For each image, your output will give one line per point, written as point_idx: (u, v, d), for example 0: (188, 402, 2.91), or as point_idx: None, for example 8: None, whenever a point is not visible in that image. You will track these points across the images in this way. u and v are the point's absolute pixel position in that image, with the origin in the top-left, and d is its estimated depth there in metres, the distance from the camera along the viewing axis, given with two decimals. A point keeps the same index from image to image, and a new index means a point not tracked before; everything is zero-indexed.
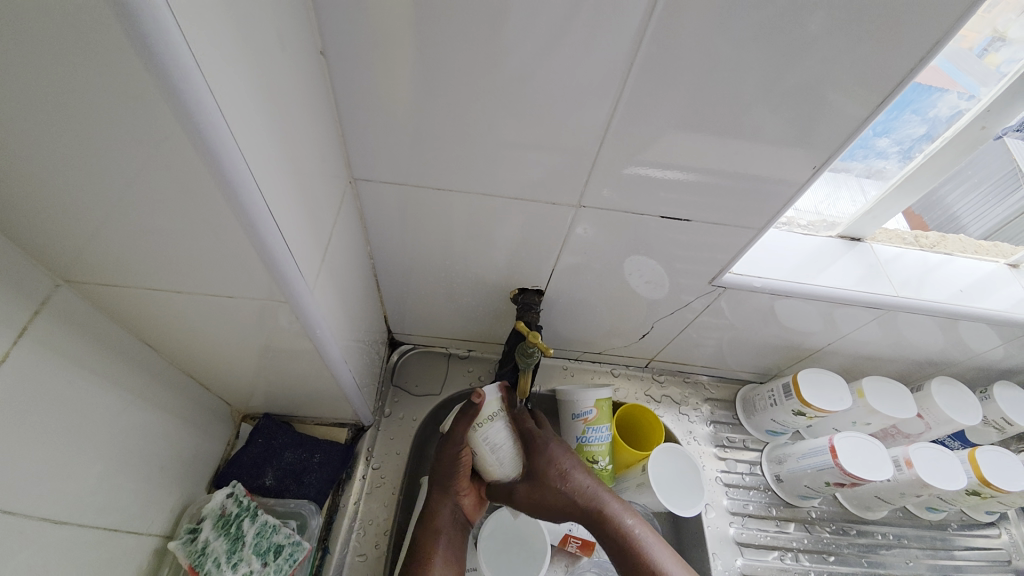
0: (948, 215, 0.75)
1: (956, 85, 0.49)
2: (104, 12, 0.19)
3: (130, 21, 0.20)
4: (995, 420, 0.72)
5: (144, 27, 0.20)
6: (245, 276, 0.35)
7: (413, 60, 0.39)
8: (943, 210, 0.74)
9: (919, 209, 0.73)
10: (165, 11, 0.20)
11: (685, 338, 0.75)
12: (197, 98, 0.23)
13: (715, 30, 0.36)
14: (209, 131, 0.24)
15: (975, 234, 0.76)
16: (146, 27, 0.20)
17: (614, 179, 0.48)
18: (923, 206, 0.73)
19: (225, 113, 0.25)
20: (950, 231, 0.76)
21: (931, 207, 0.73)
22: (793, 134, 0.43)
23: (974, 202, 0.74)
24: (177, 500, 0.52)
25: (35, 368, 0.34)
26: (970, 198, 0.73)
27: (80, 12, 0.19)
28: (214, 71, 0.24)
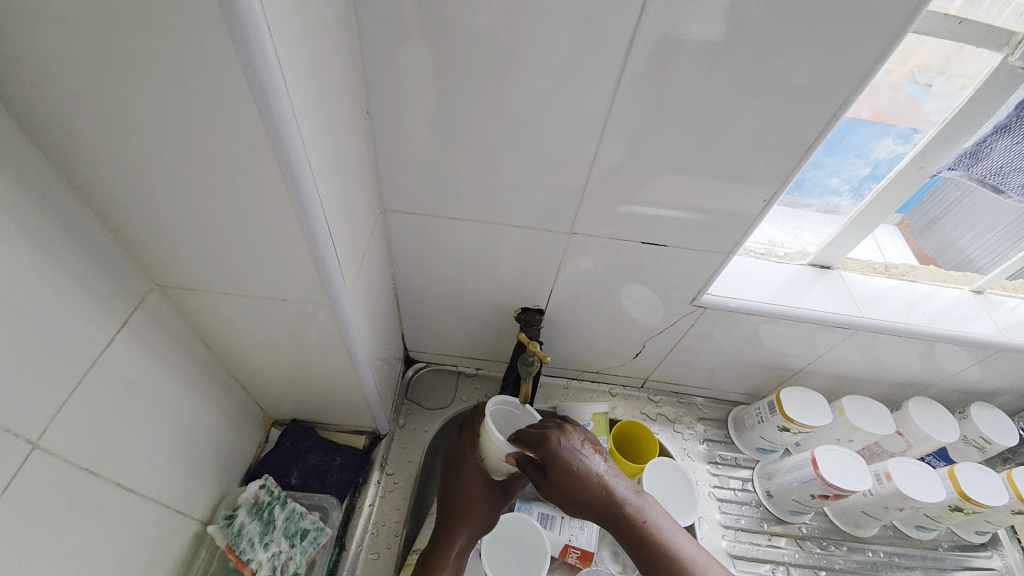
0: (960, 258, 0.81)
1: (892, 133, 0.57)
2: (249, 104, 0.29)
3: (267, 113, 0.29)
4: (975, 439, 0.76)
5: (274, 115, 0.29)
6: (301, 283, 0.43)
7: (438, 116, 0.49)
8: (956, 253, 0.82)
9: (929, 251, 0.82)
10: (284, 97, 0.29)
11: (677, 358, 0.81)
12: (297, 157, 0.32)
13: (676, 96, 0.45)
14: (300, 179, 0.33)
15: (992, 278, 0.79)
16: (271, 107, 0.29)
17: (603, 211, 0.57)
18: (934, 249, 0.82)
19: (311, 168, 0.34)
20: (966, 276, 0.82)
21: (944, 249, 0.82)
22: (751, 173, 0.52)
23: (986, 246, 0.78)
24: (214, 489, 0.59)
25: (129, 353, 0.42)
26: (983, 241, 0.78)
27: (231, 101, 0.29)
28: (307, 136, 0.33)
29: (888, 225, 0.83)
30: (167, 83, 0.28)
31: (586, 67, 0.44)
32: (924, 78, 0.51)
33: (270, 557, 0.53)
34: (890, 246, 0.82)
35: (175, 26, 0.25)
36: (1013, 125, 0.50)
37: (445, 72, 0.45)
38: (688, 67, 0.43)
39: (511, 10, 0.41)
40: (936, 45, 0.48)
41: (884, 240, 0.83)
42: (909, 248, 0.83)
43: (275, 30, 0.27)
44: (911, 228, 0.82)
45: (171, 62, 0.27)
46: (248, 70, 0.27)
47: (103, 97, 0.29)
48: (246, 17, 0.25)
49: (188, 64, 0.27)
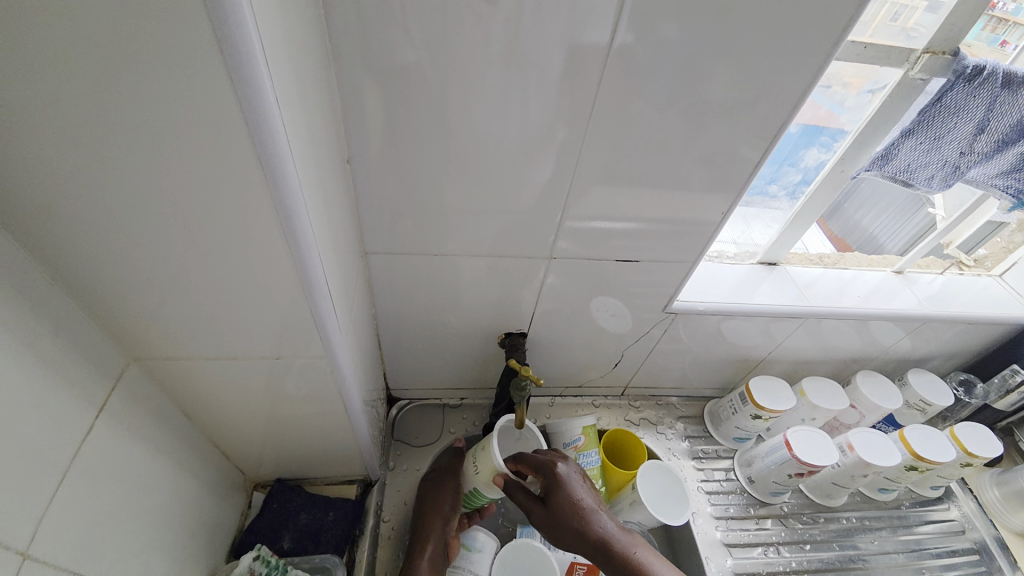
0: (865, 237, 0.95)
1: (815, 145, 0.64)
2: (254, 171, 0.29)
3: (273, 177, 0.29)
4: (916, 402, 0.85)
5: (280, 179, 0.30)
6: (295, 337, 0.42)
7: (415, 156, 0.50)
8: (861, 233, 0.95)
9: (840, 233, 0.95)
10: (288, 161, 0.29)
11: (653, 362, 0.85)
12: (299, 218, 0.32)
13: (640, 124, 0.49)
14: (301, 237, 0.33)
15: (893, 251, 0.93)
16: (278, 170, 0.29)
17: (578, 233, 0.60)
18: (842, 230, 0.95)
19: (310, 226, 0.34)
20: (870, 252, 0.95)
21: (851, 230, 0.95)
22: (707, 187, 0.56)
23: (885, 223, 0.94)
24: (203, 568, 0.54)
25: (111, 434, 0.38)
26: (881, 220, 0.94)
27: (236, 168, 0.28)
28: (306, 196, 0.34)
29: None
30: (163, 154, 0.27)
31: (556, 103, 0.47)
32: (836, 97, 0.59)
33: None
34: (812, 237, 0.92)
35: (179, 101, 0.25)
36: (916, 128, 0.59)
37: (422, 116, 0.47)
38: (648, 99, 0.47)
39: (485, 57, 0.43)
40: (844, 68, 0.55)
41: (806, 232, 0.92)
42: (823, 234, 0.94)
43: (279, 99, 0.28)
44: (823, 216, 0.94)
45: (169, 135, 0.26)
46: (257, 139, 0.27)
47: (87, 175, 0.27)
48: (255, 90, 0.25)
49: (190, 136, 0.27)
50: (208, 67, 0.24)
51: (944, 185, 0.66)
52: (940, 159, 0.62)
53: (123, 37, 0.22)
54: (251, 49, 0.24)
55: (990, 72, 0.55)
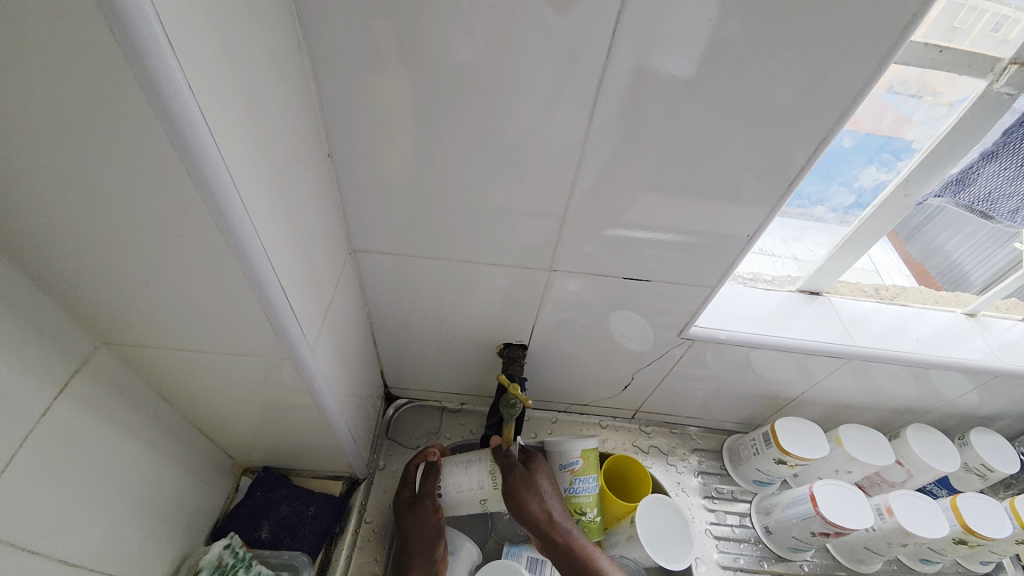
0: (948, 263, 0.81)
1: (873, 163, 0.56)
2: (179, 167, 0.26)
3: (198, 175, 0.27)
4: (976, 467, 0.73)
5: (207, 177, 0.27)
6: (258, 336, 0.40)
7: (403, 153, 0.46)
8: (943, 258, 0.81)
9: (917, 257, 0.82)
10: (216, 156, 0.27)
11: (667, 388, 0.79)
12: (237, 217, 0.30)
13: (652, 130, 0.43)
14: (243, 239, 0.31)
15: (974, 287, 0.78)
16: (202, 165, 0.26)
17: (584, 245, 0.55)
18: (921, 254, 0.81)
19: (255, 226, 0.32)
20: (952, 283, 0.81)
21: (931, 255, 0.81)
22: (732, 203, 0.50)
23: (972, 249, 0.78)
24: (177, 550, 0.54)
25: (70, 418, 0.38)
26: (969, 245, 0.79)
27: (160, 163, 0.26)
28: (250, 194, 0.31)
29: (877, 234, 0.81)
30: (83, 143, 0.25)
31: (555, 103, 0.42)
32: (907, 106, 0.50)
33: None
34: (885, 260, 0.82)
35: (84, 86, 0.23)
36: (1000, 151, 0.49)
37: (409, 112, 0.43)
38: (661, 103, 0.41)
39: (476, 49, 0.39)
40: (923, 73, 0.46)
41: (876, 251, 0.82)
42: (900, 258, 0.83)
43: (199, 86, 0.25)
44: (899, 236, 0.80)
45: (82, 125, 0.24)
46: (172, 130, 0.25)
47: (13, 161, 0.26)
48: (164, 78, 0.23)
49: (106, 124, 0.24)
50: (108, 49, 0.22)
51: None
52: None
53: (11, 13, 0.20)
54: (150, 28, 0.22)
55: None
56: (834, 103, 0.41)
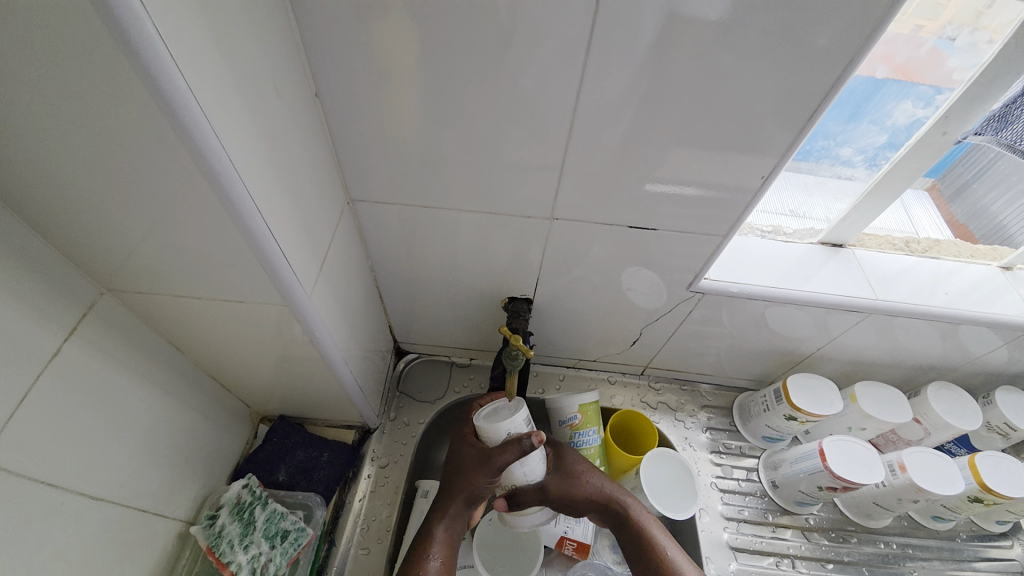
0: (996, 224, 0.73)
1: (908, 96, 0.52)
2: (145, 97, 0.26)
3: (165, 104, 0.26)
4: (998, 426, 0.71)
5: (175, 107, 0.26)
6: (254, 284, 0.40)
7: (391, 93, 0.44)
8: (991, 219, 0.73)
9: (959, 217, 0.74)
10: (175, 73, 0.26)
11: (678, 344, 0.77)
12: (214, 152, 0.29)
13: (654, 61, 0.40)
14: (225, 178, 0.31)
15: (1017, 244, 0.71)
16: (161, 85, 0.25)
17: (586, 195, 0.53)
18: (965, 215, 0.74)
19: (235, 164, 0.31)
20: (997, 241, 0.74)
21: (978, 215, 0.73)
22: (747, 142, 0.46)
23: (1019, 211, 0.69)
24: (198, 489, 0.58)
25: (80, 361, 0.40)
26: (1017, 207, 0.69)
27: (122, 93, 0.25)
28: (223, 131, 0.30)
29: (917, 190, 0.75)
30: (46, 68, 0.24)
31: (549, 33, 0.39)
32: (945, 31, 0.46)
33: (250, 559, 0.52)
34: (923, 218, 0.76)
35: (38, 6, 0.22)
36: None
37: (393, 50, 0.41)
38: (664, 29, 0.38)
39: None
40: None
41: (915, 210, 0.76)
42: (940, 215, 0.76)
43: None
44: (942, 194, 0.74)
45: (44, 48, 0.24)
46: (128, 50, 0.24)
47: None
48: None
49: (64, 48, 0.24)
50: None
51: None
52: None
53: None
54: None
55: None
56: (861, 26, 0.36)
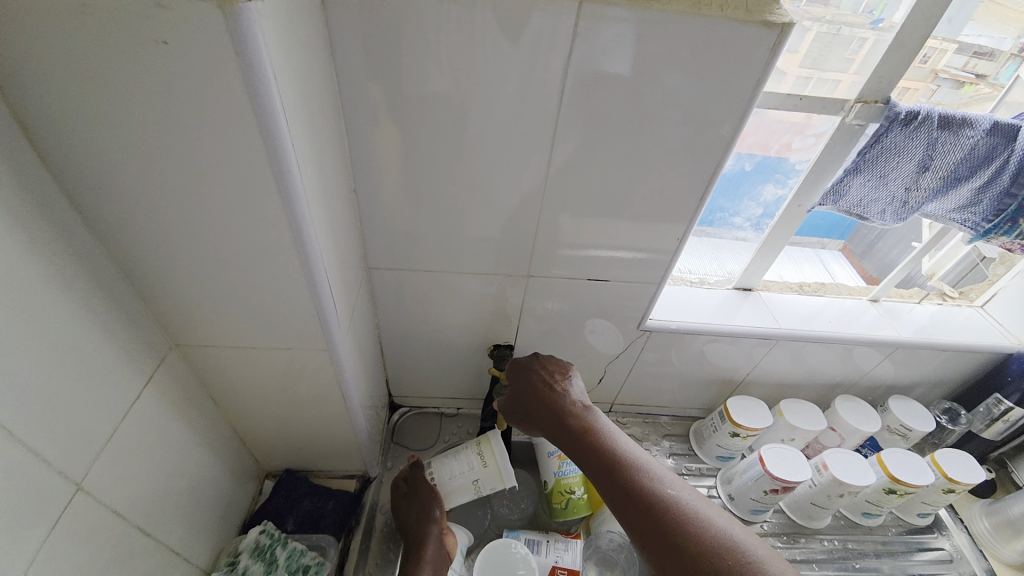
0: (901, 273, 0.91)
1: (771, 181, 0.73)
2: (271, 197, 0.39)
3: (283, 200, 0.39)
4: (897, 427, 0.87)
5: (291, 202, 0.39)
6: (302, 333, 0.51)
7: (407, 186, 0.59)
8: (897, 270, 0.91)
9: (873, 272, 0.95)
10: (297, 182, 0.39)
11: (638, 380, 0.90)
12: (306, 231, 0.42)
13: (597, 162, 0.57)
14: (309, 249, 0.43)
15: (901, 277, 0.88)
16: (286, 189, 0.38)
17: (554, 256, 0.68)
18: (876, 269, 0.95)
19: (315, 239, 0.44)
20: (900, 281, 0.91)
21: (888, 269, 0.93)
22: (667, 214, 0.63)
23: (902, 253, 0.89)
24: (216, 538, 0.62)
25: (152, 403, 0.48)
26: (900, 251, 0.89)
27: (256, 195, 0.38)
28: (311, 216, 0.43)
29: (834, 250, 0.97)
30: (209, 180, 0.37)
31: (523, 145, 0.56)
32: (786, 137, 0.67)
33: None
34: (840, 272, 0.97)
35: (220, 145, 0.35)
36: (861, 167, 0.66)
37: (411, 157, 0.57)
38: (602, 142, 0.56)
39: (471, 96, 0.51)
40: (790, 114, 0.63)
41: (835, 267, 0.97)
42: (856, 271, 0.97)
43: (293, 143, 0.38)
44: (853, 253, 0.96)
45: (212, 168, 0.37)
46: (270, 170, 0.37)
47: (155, 194, 0.38)
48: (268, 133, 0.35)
49: (226, 168, 0.37)
50: (244, 116, 0.34)
51: (898, 218, 0.72)
52: (887, 194, 0.68)
53: (183, 99, 0.33)
54: (271, 104, 0.34)
55: (925, 116, 0.62)
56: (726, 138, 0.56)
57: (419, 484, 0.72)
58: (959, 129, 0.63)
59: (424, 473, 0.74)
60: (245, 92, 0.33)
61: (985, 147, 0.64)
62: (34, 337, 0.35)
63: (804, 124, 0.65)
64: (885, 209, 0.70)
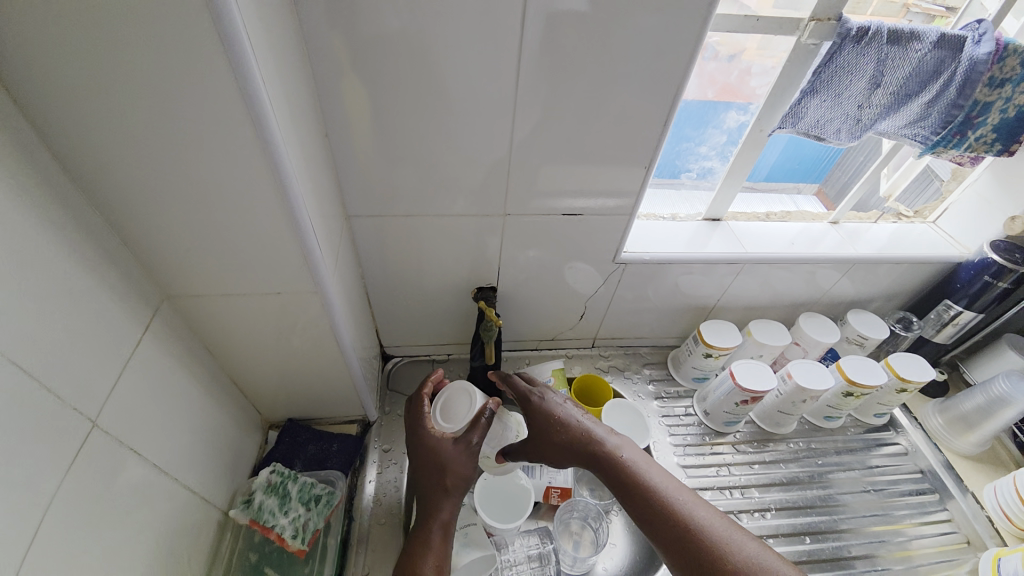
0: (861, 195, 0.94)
1: (733, 108, 0.75)
2: (245, 136, 0.39)
3: (258, 139, 0.40)
4: (855, 337, 0.94)
5: (266, 140, 0.40)
6: (290, 277, 0.53)
7: (377, 129, 0.59)
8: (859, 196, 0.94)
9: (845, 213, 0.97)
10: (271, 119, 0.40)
11: (617, 314, 0.95)
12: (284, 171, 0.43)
13: (564, 93, 0.58)
14: (290, 188, 0.44)
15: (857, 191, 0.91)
16: (259, 127, 0.39)
17: (528, 194, 0.70)
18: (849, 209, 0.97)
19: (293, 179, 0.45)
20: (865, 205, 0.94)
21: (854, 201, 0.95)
22: (636, 144, 0.65)
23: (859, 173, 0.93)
24: (229, 480, 0.66)
25: (151, 352, 0.50)
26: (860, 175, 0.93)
27: (230, 135, 0.39)
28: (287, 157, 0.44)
29: (809, 195, 0.99)
30: (181, 122, 0.38)
31: (490, 80, 0.56)
32: (745, 64, 0.70)
33: (291, 520, 0.64)
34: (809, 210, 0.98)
35: (189, 84, 0.36)
36: (816, 88, 0.68)
37: (378, 99, 0.56)
38: (568, 71, 0.56)
39: (434, 29, 0.51)
40: (750, 37, 0.66)
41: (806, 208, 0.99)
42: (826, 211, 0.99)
43: (262, 79, 0.38)
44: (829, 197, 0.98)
45: (183, 109, 0.37)
46: (240, 107, 0.37)
47: (128, 140, 0.38)
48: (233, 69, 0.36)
49: (196, 108, 0.37)
50: (209, 51, 0.34)
51: (852, 137, 0.75)
52: (842, 113, 0.71)
53: (147, 35, 0.33)
54: (235, 36, 0.34)
55: (874, 33, 0.64)
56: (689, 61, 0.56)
57: (455, 443, 0.66)
58: (907, 43, 0.65)
59: (467, 431, 0.67)
60: (207, 25, 0.33)
61: (935, 60, 0.66)
62: (32, 285, 0.37)
63: (762, 49, 0.68)
64: (842, 130, 0.73)
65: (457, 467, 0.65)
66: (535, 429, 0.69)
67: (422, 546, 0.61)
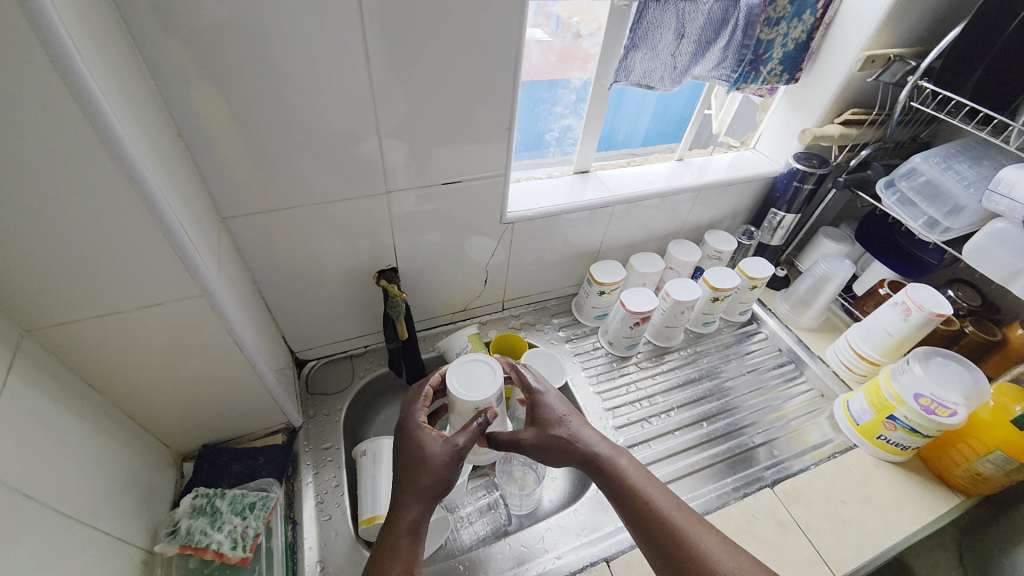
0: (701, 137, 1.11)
1: (574, 71, 0.86)
2: (84, 133, 0.38)
3: (100, 135, 0.38)
4: (713, 253, 1.12)
5: (108, 135, 0.39)
6: (171, 282, 0.51)
7: (235, 122, 0.58)
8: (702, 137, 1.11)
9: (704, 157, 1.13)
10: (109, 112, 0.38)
11: (518, 273, 1.02)
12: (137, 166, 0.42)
13: (416, 64, 0.61)
14: (148, 184, 0.43)
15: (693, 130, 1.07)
16: (98, 121, 0.38)
17: (406, 169, 0.72)
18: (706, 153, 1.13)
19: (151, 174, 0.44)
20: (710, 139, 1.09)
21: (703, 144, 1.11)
22: (494, 106, 0.70)
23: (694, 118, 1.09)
24: (148, 518, 0.62)
25: (22, 391, 0.45)
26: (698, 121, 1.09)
27: (66, 134, 0.37)
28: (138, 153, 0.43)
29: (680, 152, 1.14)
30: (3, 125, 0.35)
31: (340, 59, 0.57)
32: (573, 29, 0.80)
33: (228, 531, 0.64)
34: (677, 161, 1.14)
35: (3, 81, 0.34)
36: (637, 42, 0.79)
37: (228, 90, 0.55)
38: (415, 43, 0.59)
39: (271, 12, 0.51)
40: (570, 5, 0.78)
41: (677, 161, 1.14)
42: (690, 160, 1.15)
43: (91, 69, 0.37)
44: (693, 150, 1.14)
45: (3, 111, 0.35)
46: (70, 102, 0.36)
47: None
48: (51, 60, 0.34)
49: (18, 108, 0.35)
50: (20, 42, 0.32)
51: (676, 82, 0.88)
52: (663, 63, 0.83)
53: None
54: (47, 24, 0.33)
55: None
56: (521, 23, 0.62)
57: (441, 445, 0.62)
58: None
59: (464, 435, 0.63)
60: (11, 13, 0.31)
61: (720, 10, 0.81)
62: None
63: (582, 15, 0.80)
64: (666, 77, 0.86)
65: (440, 470, 0.61)
66: (539, 421, 0.69)
67: (391, 551, 0.56)
